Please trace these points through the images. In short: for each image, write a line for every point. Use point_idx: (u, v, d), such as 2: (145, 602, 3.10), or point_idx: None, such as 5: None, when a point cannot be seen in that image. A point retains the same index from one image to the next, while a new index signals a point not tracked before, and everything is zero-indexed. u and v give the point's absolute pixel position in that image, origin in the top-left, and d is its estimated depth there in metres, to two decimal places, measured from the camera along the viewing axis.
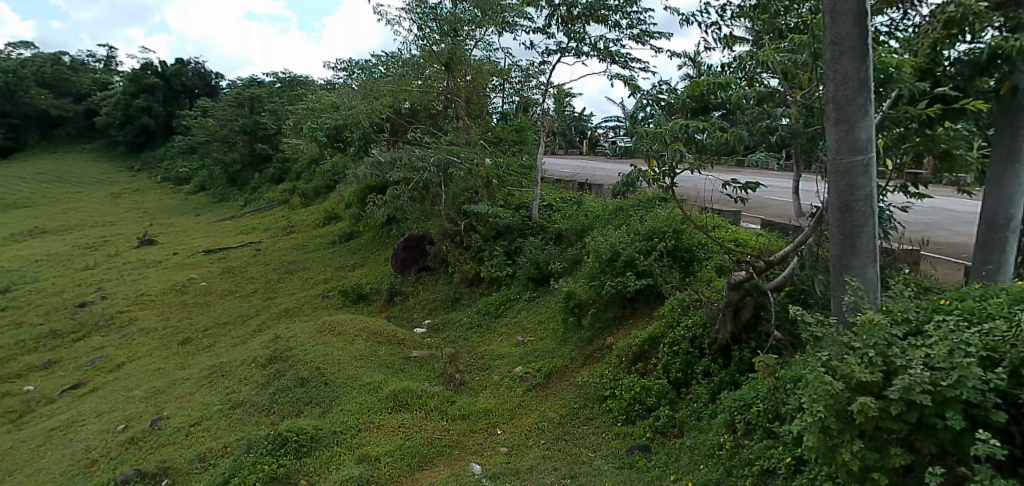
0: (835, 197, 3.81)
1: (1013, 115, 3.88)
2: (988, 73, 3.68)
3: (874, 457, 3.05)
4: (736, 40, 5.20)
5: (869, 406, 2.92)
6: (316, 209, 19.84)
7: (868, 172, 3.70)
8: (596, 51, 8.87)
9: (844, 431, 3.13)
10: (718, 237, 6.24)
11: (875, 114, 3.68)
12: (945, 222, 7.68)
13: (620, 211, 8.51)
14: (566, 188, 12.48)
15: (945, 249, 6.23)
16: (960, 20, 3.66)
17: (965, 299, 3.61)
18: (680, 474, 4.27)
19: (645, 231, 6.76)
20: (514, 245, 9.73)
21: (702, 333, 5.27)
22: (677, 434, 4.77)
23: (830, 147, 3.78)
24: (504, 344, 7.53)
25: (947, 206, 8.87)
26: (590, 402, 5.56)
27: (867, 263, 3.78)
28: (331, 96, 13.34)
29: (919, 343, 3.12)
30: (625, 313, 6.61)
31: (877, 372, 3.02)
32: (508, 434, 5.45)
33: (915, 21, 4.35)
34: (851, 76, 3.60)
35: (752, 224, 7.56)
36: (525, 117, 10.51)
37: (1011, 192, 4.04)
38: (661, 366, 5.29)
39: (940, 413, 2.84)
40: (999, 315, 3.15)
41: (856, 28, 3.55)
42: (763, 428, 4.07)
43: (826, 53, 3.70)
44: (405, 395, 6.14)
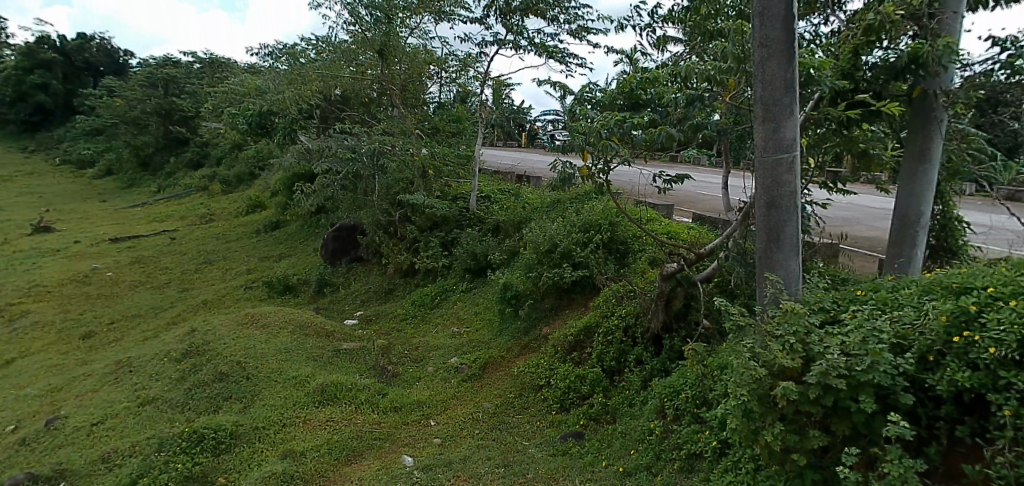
0: (762, 192, 4.00)
1: (925, 118, 4.24)
2: (902, 77, 4.12)
3: (793, 439, 3.18)
4: (667, 41, 5.38)
5: (790, 390, 3.06)
6: (238, 197, 18.92)
7: (792, 169, 3.91)
8: (533, 45, 8.93)
9: (765, 414, 3.26)
10: (652, 229, 6.41)
11: (799, 114, 3.90)
12: (862, 218, 8.25)
13: (558, 203, 8.61)
14: (504, 180, 12.53)
15: (861, 243, 6.72)
16: (879, 27, 3.98)
17: (879, 290, 3.88)
18: (612, 460, 4.34)
19: (581, 223, 6.86)
20: (450, 236, 9.63)
21: (635, 323, 5.40)
22: (609, 421, 4.86)
23: (757, 145, 3.98)
24: (438, 335, 7.46)
25: (862, 203, 9.54)
26: (525, 391, 5.59)
27: (790, 255, 3.99)
28: (256, 79, 12.73)
29: (836, 331, 3.33)
30: (561, 304, 6.68)
31: (797, 358, 3.18)
32: (441, 425, 5.38)
33: (834, 27, 4.66)
34: (777, 78, 3.80)
35: (683, 218, 7.87)
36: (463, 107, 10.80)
37: (921, 190, 4.40)
38: (595, 355, 5.38)
39: (854, 396, 3.03)
40: (908, 304, 3.41)
41: (783, 32, 3.74)
42: (691, 413, 4.22)
43: (755, 55, 3.88)
44: (333, 389, 5.94)
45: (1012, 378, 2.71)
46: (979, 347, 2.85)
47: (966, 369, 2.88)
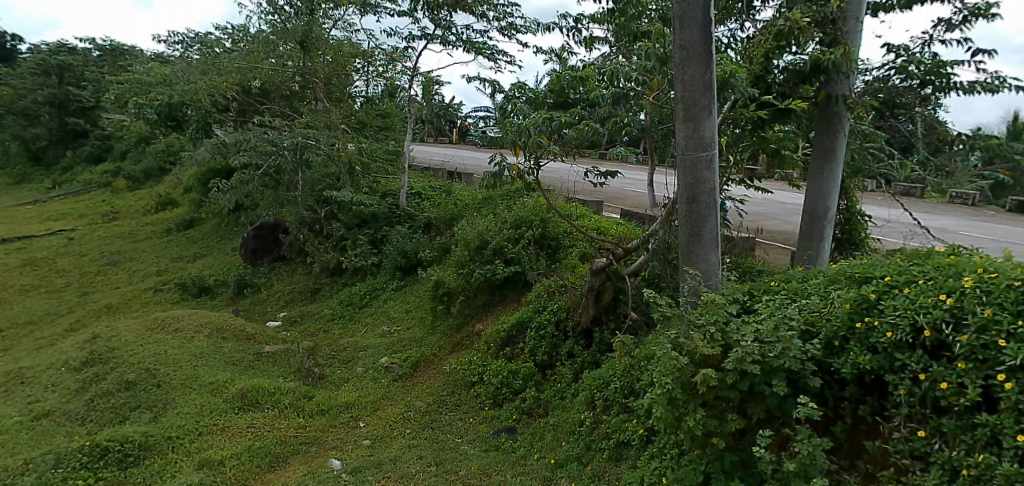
0: (684, 189, 4.17)
1: (830, 119, 4.56)
2: (809, 82, 4.40)
3: (714, 423, 3.30)
4: (594, 42, 5.50)
5: (710, 377, 3.19)
6: (145, 194, 17.72)
7: (711, 166, 4.09)
8: (461, 41, 8.89)
9: (688, 401, 3.37)
10: (583, 225, 6.53)
11: (717, 115, 4.08)
12: (777, 213, 8.77)
13: (489, 200, 8.61)
14: (435, 176, 12.43)
15: (776, 236, 7.15)
16: (787, 33, 4.27)
17: (790, 281, 4.13)
18: (544, 452, 4.39)
19: (513, 219, 6.88)
20: (380, 234, 9.42)
21: (566, 317, 5.50)
22: (541, 414, 4.91)
23: (679, 143, 4.14)
24: (367, 335, 7.30)
25: (777, 199, 10.13)
26: (458, 388, 5.56)
27: (710, 249, 4.17)
28: (165, 68, 11.96)
29: (752, 319, 3.52)
30: (494, 300, 6.70)
31: (716, 346, 3.33)
32: (370, 426, 5.25)
33: (749, 33, 4.91)
34: (697, 80, 3.96)
35: (612, 214, 8.08)
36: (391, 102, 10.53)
37: (827, 186, 4.73)
38: (527, 350, 5.43)
39: (768, 381, 3.21)
40: (817, 293, 3.65)
41: (702, 36, 3.90)
42: (620, 403, 4.33)
43: (676, 56, 4.03)
44: (254, 393, 5.67)
45: (905, 359, 2.95)
46: (877, 332, 3.09)
47: (866, 353, 3.12)
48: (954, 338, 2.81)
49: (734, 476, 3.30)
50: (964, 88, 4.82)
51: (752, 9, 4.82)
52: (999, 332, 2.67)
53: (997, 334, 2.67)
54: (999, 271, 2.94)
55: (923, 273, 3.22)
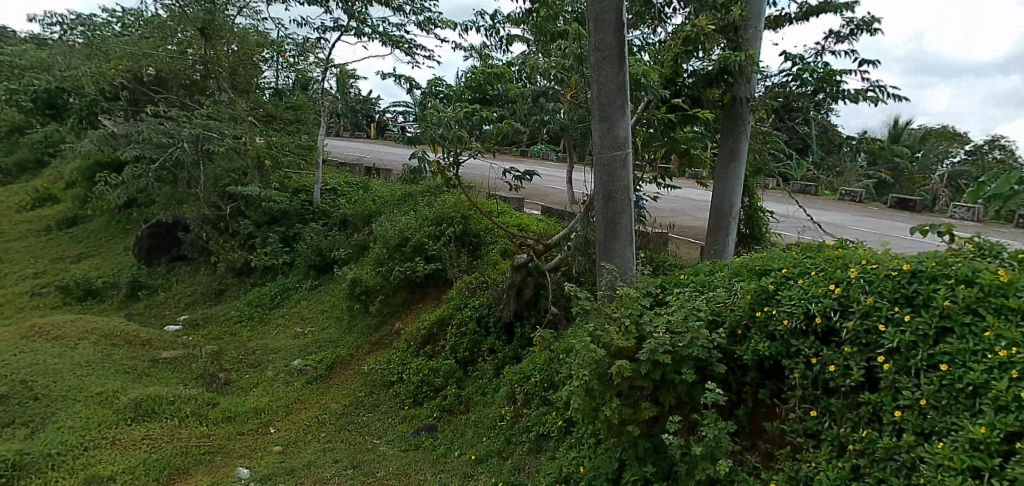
0: (600, 187, 4.29)
1: (735, 121, 4.83)
2: (715, 85, 4.67)
3: (628, 412, 3.41)
4: (512, 41, 5.54)
5: (625, 368, 3.29)
6: (23, 189, 16.16)
7: (625, 165, 4.23)
8: (377, 33, 8.68)
9: (604, 392, 3.46)
10: (504, 222, 6.57)
11: (630, 115, 4.22)
12: (688, 210, 9.19)
13: (408, 196, 8.48)
14: (352, 172, 12.15)
15: (687, 232, 7.50)
16: (695, 38, 4.52)
17: (698, 273, 4.34)
18: (464, 449, 4.39)
19: (433, 216, 6.80)
20: (291, 231, 9.23)
21: (488, 313, 5.53)
22: (463, 410, 4.91)
23: (595, 142, 4.25)
24: (279, 336, 7.03)
25: (688, 196, 10.61)
26: (376, 389, 5.45)
27: (624, 245, 4.32)
28: (44, 52, 10.93)
29: (664, 311, 3.67)
30: (414, 298, 6.62)
31: (631, 338, 3.45)
32: (282, 431, 5.06)
33: (661, 37, 5.11)
34: (611, 80, 4.08)
35: (533, 211, 8.18)
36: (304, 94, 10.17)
37: (732, 184, 5.01)
38: (448, 347, 5.41)
39: (678, 369, 3.36)
40: (722, 285, 3.86)
41: (614, 39, 4.02)
42: (540, 396, 4.40)
43: (591, 57, 4.13)
44: (151, 403, 5.33)
45: (800, 345, 3.18)
46: (776, 320, 3.31)
47: (765, 340, 3.34)
48: (842, 324, 3.05)
49: (647, 461, 3.42)
50: (851, 96, 5.24)
51: (663, 15, 5.02)
52: (879, 318, 2.93)
53: (877, 320, 2.93)
54: (878, 262, 3.21)
55: (814, 264, 3.48)
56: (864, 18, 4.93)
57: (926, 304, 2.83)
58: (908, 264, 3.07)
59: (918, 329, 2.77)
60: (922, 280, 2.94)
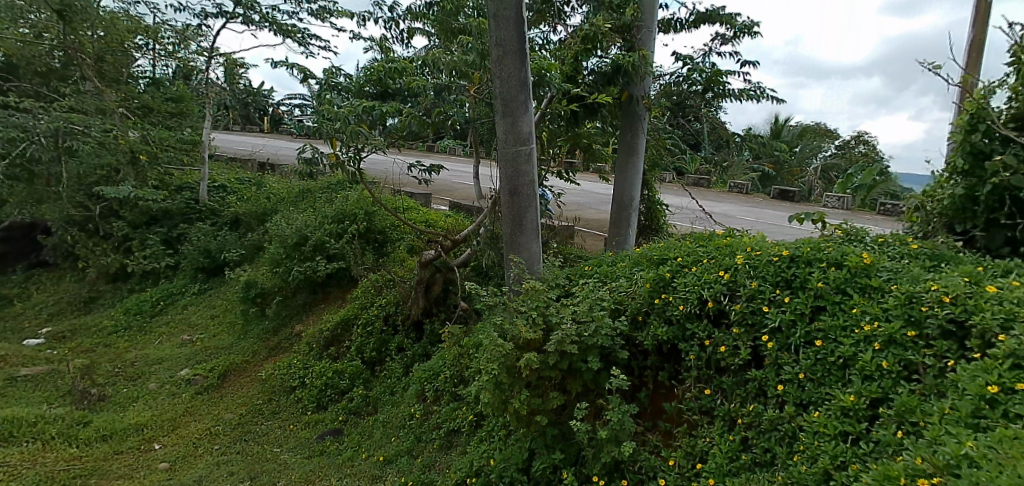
0: (505, 182, 4.31)
1: (632, 118, 5.01)
2: (613, 83, 4.84)
3: (537, 402, 3.45)
4: (413, 34, 5.44)
5: (533, 360, 3.33)
6: None
7: (530, 160, 4.28)
8: (267, 21, 8.26)
9: (513, 384, 3.48)
10: (410, 218, 6.47)
11: (533, 110, 4.27)
12: (592, 203, 9.49)
13: (307, 193, 8.13)
14: (243, 168, 11.57)
15: (592, 224, 7.74)
16: (593, 37, 4.67)
17: (601, 264, 4.48)
18: (372, 451, 4.29)
19: (334, 213, 6.58)
20: (175, 232, 8.65)
21: (395, 311, 5.43)
22: (370, 412, 4.79)
23: (500, 138, 4.27)
24: (164, 346, 6.55)
25: (592, 190, 10.95)
26: (275, 396, 5.20)
27: (531, 238, 4.37)
28: None
29: (569, 302, 3.75)
30: (316, 299, 6.39)
31: (538, 330, 3.50)
32: (168, 447, 4.70)
33: (561, 36, 5.22)
34: (513, 76, 4.10)
35: (440, 206, 8.13)
36: (185, 86, 9.54)
37: (631, 178, 5.20)
38: (354, 348, 5.26)
39: (584, 358, 3.44)
40: (624, 275, 4.01)
41: (515, 35, 4.04)
42: (449, 393, 4.38)
43: (492, 53, 4.13)
44: (7, 427, 4.78)
45: (695, 328, 3.37)
46: (672, 305, 3.49)
47: (664, 325, 3.51)
48: (730, 307, 3.26)
49: (556, 449, 3.49)
50: (737, 95, 5.60)
51: (562, 14, 5.12)
52: (763, 300, 3.15)
53: (761, 302, 3.15)
54: (761, 249, 3.45)
55: (706, 252, 3.69)
56: (746, 23, 5.28)
57: (802, 286, 3.09)
58: (786, 250, 3.32)
59: (796, 309, 3.00)
60: (799, 264, 3.20)
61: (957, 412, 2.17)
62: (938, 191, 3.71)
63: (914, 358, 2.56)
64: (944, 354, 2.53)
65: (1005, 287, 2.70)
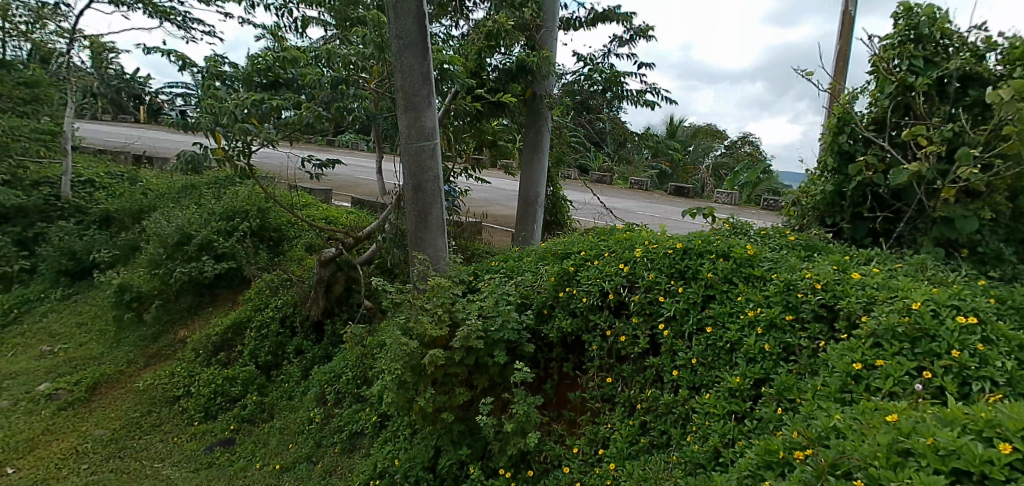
0: (409, 177, 4.22)
1: (536, 115, 5.07)
2: (517, 81, 4.91)
3: (443, 399, 3.40)
4: (308, 23, 5.20)
5: (438, 357, 3.28)
6: None
7: (434, 155, 4.22)
8: (141, 2, 7.61)
9: (418, 382, 3.41)
10: (309, 215, 6.21)
11: (436, 105, 4.21)
12: (499, 199, 9.57)
13: (191, 188, 7.58)
14: (114, 161, 10.68)
15: (499, 220, 7.80)
16: (496, 34, 4.68)
17: (507, 260, 4.50)
18: (267, 459, 4.07)
19: (222, 209, 6.17)
20: (32, 231, 7.81)
21: (293, 312, 5.19)
22: (266, 419, 4.54)
23: (402, 132, 4.17)
24: (20, 358, 5.87)
25: (497, 186, 11.03)
26: (156, 407, 4.81)
27: (436, 235, 4.31)
28: None
29: (476, 297, 3.73)
30: (203, 301, 6.03)
31: (443, 326, 3.44)
32: (25, 470, 4.21)
33: (463, 31, 5.19)
34: (415, 70, 4.02)
35: (341, 202, 7.89)
36: (42, 69, 8.50)
37: (536, 174, 5.27)
38: (247, 352, 4.96)
39: (490, 353, 3.43)
40: (529, 270, 4.05)
41: (416, 28, 3.96)
42: (352, 394, 4.25)
43: (392, 45, 4.02)
44: None
45: (597, 319, 3.47)
46: (576, 298, 3.57)
47: (568, 317, 3.58)
48: (629, 297, 3.39)
49: (462, 445, 3.46)
50: (635, 95, 5.83)
51: (465, 9, 5.09)
52: (660, 290, 3.29)
53: (658, 292, 3.29)
54: (657, 242, 3.61)
55: (607, 246, 3.80)
56: (641, 26, 5.51)
57: (694, 276, 3.26)
58: (680, 243, 3.49)
59: (689, 298, 3.17)
60: (691, 255, 3.37)
61: (827, 388, 2.36)
62: (810, 187, 4.04)
63: (792, 340, 2.76)
64: (816, 336, 2.73)
65: (867, 273, 2.97)
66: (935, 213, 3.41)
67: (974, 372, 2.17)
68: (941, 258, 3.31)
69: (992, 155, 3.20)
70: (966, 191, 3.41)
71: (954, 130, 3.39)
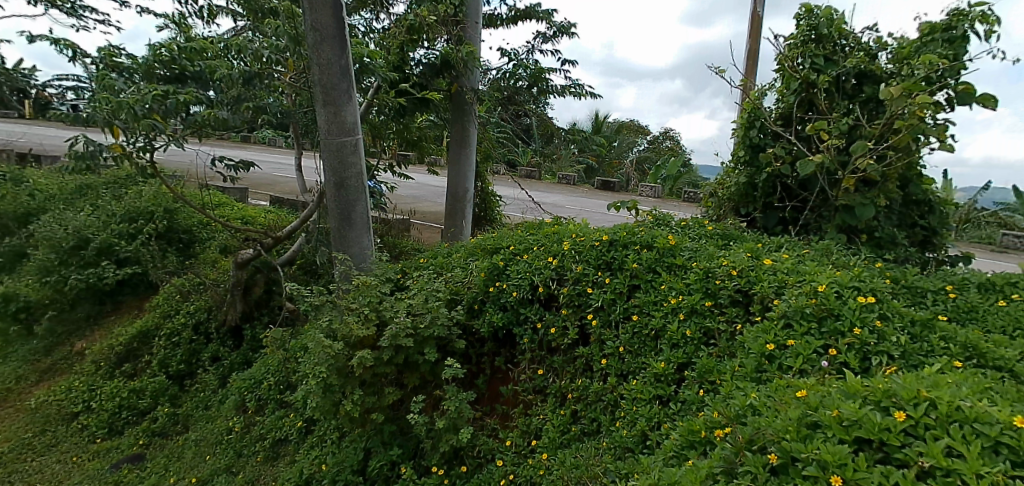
0: (331, 174, 4.08)
1: (462, 110, 5.02)
2: (442, 75, 4.86)
3: (372, 400, 3.32)
4: (216, 13, 4.93)
5: (365, 357, 3.18)
6: None
7: (356, 151, 4.10)
8: None
9: (345, 384, 3.30)
10: (223, 216, 5.91)
11: (357, 100, 4.08)
12: (426, 195, 9.45)
13: (86, 188, 7.02)
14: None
15: (428, 217, 7.71)
16: (418, 28, 4.60)
17: (436, 256, 4.44)
18: (182, 473, 3.83)
19: (124, 210, 5.68)
20: None
21: (207, 318, 4.93)
22: (180, 431, 4.29)
23: (321, 128, 4.02)
24: None
25: (424, 182, 10.91)
26: (52, 426, 4.43)
27: (361, 233, 4.20)
28: None
29: (404, 295, 3.65)
30: (104, 311, 5.67)
31: (371, 326, 3.35)
32: None
33: (384, 24, 5.06)
34: (333, 63, 3.88)
35: (258, 201, 7.65)
36: None
37: (464, 169, 5.22)
38: (156, 362, 4.66)
39: (420, 351, 3.37)
40: (459, 266, 4.01)
41: (332, 19, 3.82)
42: (274, 400, 4.08)
43: (308, 38, 3.86)
44: None
45: (528, 313, 3.48)
46: (506, 292, 3.58)
47: (498, 312, 3.57)
48: (559, 290, 3.42)
49: (393, 446, 3.39)
50: (560, 91, 5.90)
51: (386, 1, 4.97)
52: (587, 282, 3.34)
53: (586, 284, 3.34)
54: (584, 235, 3.66)
55: (535, 240, 3.82)
56: (564, 24, 5.57)
57: (620, 267, 3.34)
58: (606, 235, 3.56)
59: (616, 288, 3.24)
60: (617, 247, 3.45)
61: (744, 368, 2.46)
62: (727, 179, 4.22)
63: (711, 325, 2.87)
64: (733, 319, 2.85)
65: (778, 259, 3.14)
66: (838, 201, 3.63)
67: (873, 347, 2.33)
68: (843, 243, 3.53)
69: (885, 147, 3.44)
70: (864, 181, 3.65)
71: (853, 124, 3.62)
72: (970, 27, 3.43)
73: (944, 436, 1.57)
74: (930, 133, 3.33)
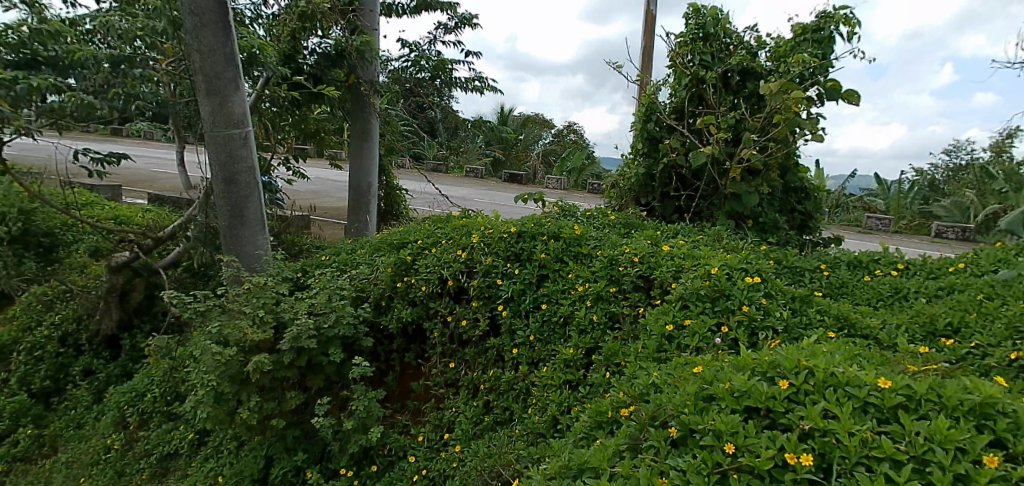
0: (219, 169, 3.81)
1: (361, 102, 4.86)
2: (338, 66, 4.67)
3: (272, 406, 3.13)
4: None
5: (263, 362, 2.99)
6: None
7: (246, 144, 3.85)
8: None
9: (241, 392, 3.10)
10: (93, 216, 5.38)
11: (245, 89, 3.83)
12: (327, 191, 9.08)
13: None
14: None
15: (329, 213, 7.42)
16: (311, 15, 4.39)
17: (339, 253, 4.26)
18: None
19: None
20: None
21: (77, 328, 4.46)
22: (48, 454, 3.87)
23: (205, 120, 3.74)
24: None
25: (324, 177, 10.48)
26: None
27: (256, 230, 3.96)
28: None
29: (305, 295, 3.47)
30: None
31: (267, 329, 3.16)
32: None
33: (274, 10, 4.79)
34: (216, 50, 3.62)
35: (136, 199, 7.03)
36: None
37: (367, 163, 5.06)
38: (15, 380, 4.16)
39: (325, 351, 3.21)
40: (364, 262, 3.88)
41: (214, 3, 3.55)
42: (160, 413, 3.76)
43: (187, 22, 3.58)
44: None
45: (437, 306, 3.43)
46: (414, 287, 3.50)
47: (407, 307, 3.49)
48: (468, 282, 3.39)
49: (296, 451, 3.22)
50: (464, 84, 5.85)
51: None
52: (497, 274, 3.34)
53: (496, 275, 3.34)
54: (492, 227, 3.66)
55: (444, 234, 3.77)
56: (466, 15, 5.53)
57: (529, 258, 3.36)
58: (515, 227, 3.57)
59: (525, 278, 3.26)
60: (525, 238, 3.47)
61: (646, 349, 2.55)
62: (627, 170, 4.36)
63: (616, 309, 2.95)
64: (636, 303, 2.95)
65: (675, 245, 3.28)
66: (727, 189, 3.85)
67: (760, 323, 2.48)
68: (732, 228, 3.76)
69: (767, 138, 3.69)
70: (749, 170, 3.90)
71: (738, 117, 3.86)
72: (836, 28, 3.74)
73: (821, 400, 1.69)
74: (806, 125, 3.60)
